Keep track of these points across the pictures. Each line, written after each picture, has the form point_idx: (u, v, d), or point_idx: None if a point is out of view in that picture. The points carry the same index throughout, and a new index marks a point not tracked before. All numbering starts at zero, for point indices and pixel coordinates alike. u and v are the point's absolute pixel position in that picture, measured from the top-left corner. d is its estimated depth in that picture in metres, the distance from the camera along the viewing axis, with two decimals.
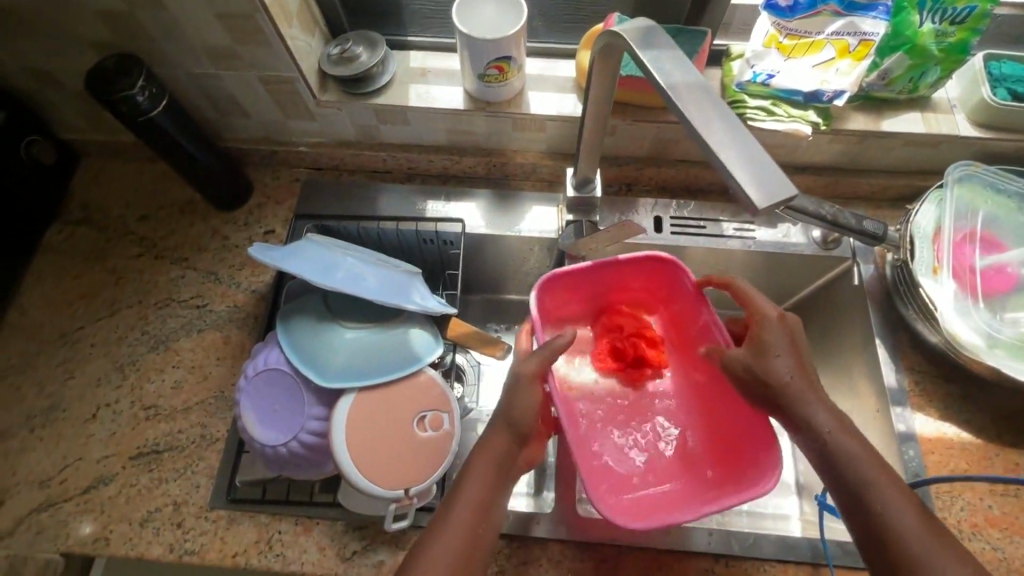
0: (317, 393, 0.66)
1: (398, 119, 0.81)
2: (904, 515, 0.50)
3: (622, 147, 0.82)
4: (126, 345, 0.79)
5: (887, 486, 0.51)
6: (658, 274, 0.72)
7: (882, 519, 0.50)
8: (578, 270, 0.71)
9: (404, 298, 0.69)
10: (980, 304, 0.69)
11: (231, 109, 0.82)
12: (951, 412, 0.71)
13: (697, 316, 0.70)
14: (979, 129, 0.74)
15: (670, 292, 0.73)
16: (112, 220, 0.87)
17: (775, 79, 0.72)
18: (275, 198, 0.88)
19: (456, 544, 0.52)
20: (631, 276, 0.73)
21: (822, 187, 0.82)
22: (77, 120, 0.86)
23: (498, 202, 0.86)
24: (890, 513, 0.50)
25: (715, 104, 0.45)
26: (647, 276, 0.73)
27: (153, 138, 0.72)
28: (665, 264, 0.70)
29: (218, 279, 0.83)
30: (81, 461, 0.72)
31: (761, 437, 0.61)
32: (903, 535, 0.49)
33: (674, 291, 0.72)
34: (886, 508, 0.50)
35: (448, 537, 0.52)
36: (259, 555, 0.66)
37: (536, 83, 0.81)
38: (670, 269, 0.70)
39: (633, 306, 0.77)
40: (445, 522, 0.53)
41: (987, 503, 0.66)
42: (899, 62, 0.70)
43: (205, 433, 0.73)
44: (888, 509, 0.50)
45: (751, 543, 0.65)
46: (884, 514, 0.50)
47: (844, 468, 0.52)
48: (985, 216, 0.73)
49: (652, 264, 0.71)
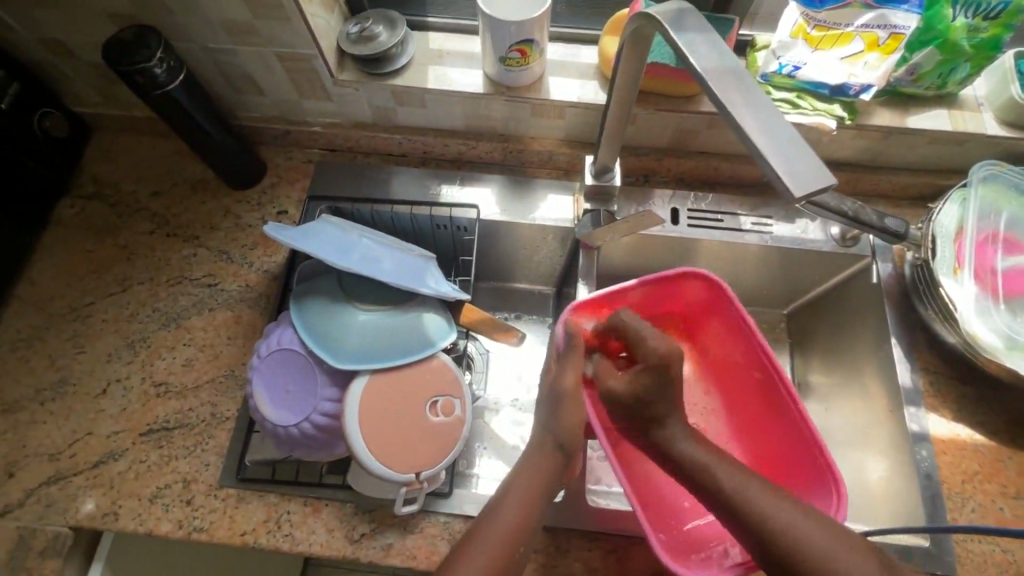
0: (330, 374, 0.66)
1: (416, 101, 0.80)
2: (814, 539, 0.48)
3: (641, 136, 0.81)
4: (137, 321, 0.78)
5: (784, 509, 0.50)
6: (701, 295, 0.71)
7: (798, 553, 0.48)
8: (620, 286, 0.69)
9: (419, 282, 0.68)
10: (1001, 305, 0.69)
11: (247, 86, 0.81)
12: (964, 413, 0.71)
13: (740, 336, 0.70)
14: (1006, 129, 0.73)
15: (711, 316, 0.72)
16: (124, 195, 0.87)
17: (802, 70, 0.71)
18: (289, 177, 0.88)
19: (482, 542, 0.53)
20: (675, 292, 0.72)
21: (844, 183, 0.81)
22: (91, 94, 0.85)
23: (513, 188, 0.85)
24: (805, 541, 0.48)
25: (748, 88, 0.44)
26: (692, 292, 0.71)
27: (169, 112, 0.71)
28: (710, 282, 0.69)
29: (230, 258, 0.83)
30: (91, 436, 0.72)
31: (817, 476, 0.62)
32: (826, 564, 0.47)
33: (716, 310, 0.72)
34: (797, 538, 0.49)
35: (484, 539, 0.54)
36: (267, 534, 0.66)
37: (557, 68, 0.79)
38: (715, 287, 0.69)
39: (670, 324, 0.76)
40: (484, 538, 0.54)
41: (999, 505, 0.66)
42: (929, 57, 0.69)
43: (216, 411, 0.73)
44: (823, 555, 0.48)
45: None
46: (798, 546, 0.48)
47: (773, 528, 0.49)
48: (1008, 217, 0.72)
49: (698, 280, 0.70)
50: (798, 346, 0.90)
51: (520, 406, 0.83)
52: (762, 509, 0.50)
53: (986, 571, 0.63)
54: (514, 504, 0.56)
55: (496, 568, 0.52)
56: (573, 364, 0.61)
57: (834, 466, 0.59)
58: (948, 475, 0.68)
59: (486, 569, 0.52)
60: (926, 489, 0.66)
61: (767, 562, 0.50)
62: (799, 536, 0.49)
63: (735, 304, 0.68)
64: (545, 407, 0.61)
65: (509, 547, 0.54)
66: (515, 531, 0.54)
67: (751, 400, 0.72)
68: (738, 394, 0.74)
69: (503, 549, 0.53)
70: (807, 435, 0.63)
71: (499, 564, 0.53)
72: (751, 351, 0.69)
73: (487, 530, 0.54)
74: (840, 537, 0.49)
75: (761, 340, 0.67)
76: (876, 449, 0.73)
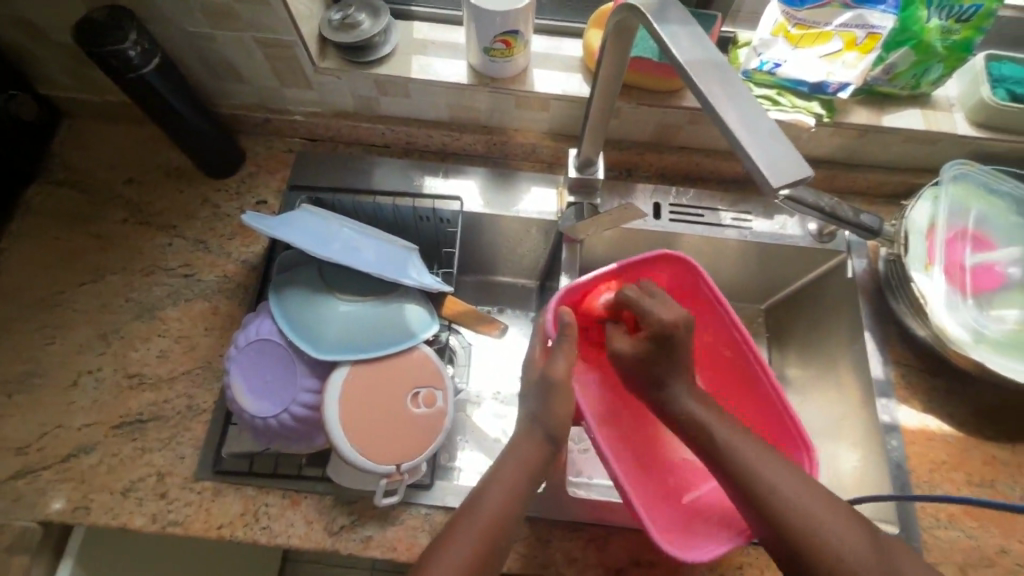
0: (311, 365, 0.65)
1: (399, 91, 0.79)
2: (795, 493, 0.52)
3: (625, 130, 0.82)
4: (110, 312, 0.76)
5: (770, 465, 0.54)
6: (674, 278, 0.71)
7: (784, 507, 0.51)
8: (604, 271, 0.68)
9: (401, 273, 0.68)
10: (969, 300, 0.71)
11: (225, 72, 0.79)
12: (933, 405, 0.73)
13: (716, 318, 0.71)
14: (976, 129, 0.75)
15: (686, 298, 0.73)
16: (97, 182, 0.84)
17: (782, 68, 0.73)
18: (269, 167, 0.86)
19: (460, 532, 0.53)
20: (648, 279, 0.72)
21: (821, 180, 0.83)
22: (63, 78, 0.83)
23: (497, 181, 0.85)
24: (789, 496, 0.52)
25: (728, 82, 0.45)
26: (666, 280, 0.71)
27: (144, 97, 0.69)
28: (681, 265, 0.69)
29: (207, 248, 0.81)
30: (61, 429, 0.70)
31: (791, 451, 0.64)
32: (807, 516, 0.51)
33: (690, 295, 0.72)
34: (783, 493, 0.52)
35: (467, 528, 0.54)
36: (245, 527, 0.65)
37: (541, 61, 0.79)
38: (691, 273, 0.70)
39: None
40: (468, 530, 0.54)
41: (964, 492, 0.68)
42: (905, 57, 0.71)
43: (192, 404, 0.72)
44: (805, 508, 0.51)
45: None
46: (783, 500, 0.51)
47: (760, 484, 0.53)
48: (977, 215, 0.75)
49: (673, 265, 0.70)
50: (775, 340, 0.91)
51: (502, 399, 0.83)
52: (766, 486, 0.52)
53: (952, 556, 0.65)
54: (497, 495, 0.56)
55: (478, 558, 0.53)
56: (564, 352, 0.61)
57: (805, 433, 0.62)
58: (917, 465, 0.69)
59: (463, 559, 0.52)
60: (896, 478, 0.68)
61: (757, 519, 0.52)
62: (781, 491, 0.52)
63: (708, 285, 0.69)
64: (529, 397, 0.61)
65: (491, 539, 0.54)
66: (499, 523, 0.54)
67: (724, 378, 0.73)
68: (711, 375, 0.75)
69: (486, 539, 0.54)
70: (779, 407, 0.65)
71: (483, 556, 0.53)
72: (724, 331, 0.71)
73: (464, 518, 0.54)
74: (832, 504, 0.52)
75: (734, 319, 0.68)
76: (849, 441, 0.75)
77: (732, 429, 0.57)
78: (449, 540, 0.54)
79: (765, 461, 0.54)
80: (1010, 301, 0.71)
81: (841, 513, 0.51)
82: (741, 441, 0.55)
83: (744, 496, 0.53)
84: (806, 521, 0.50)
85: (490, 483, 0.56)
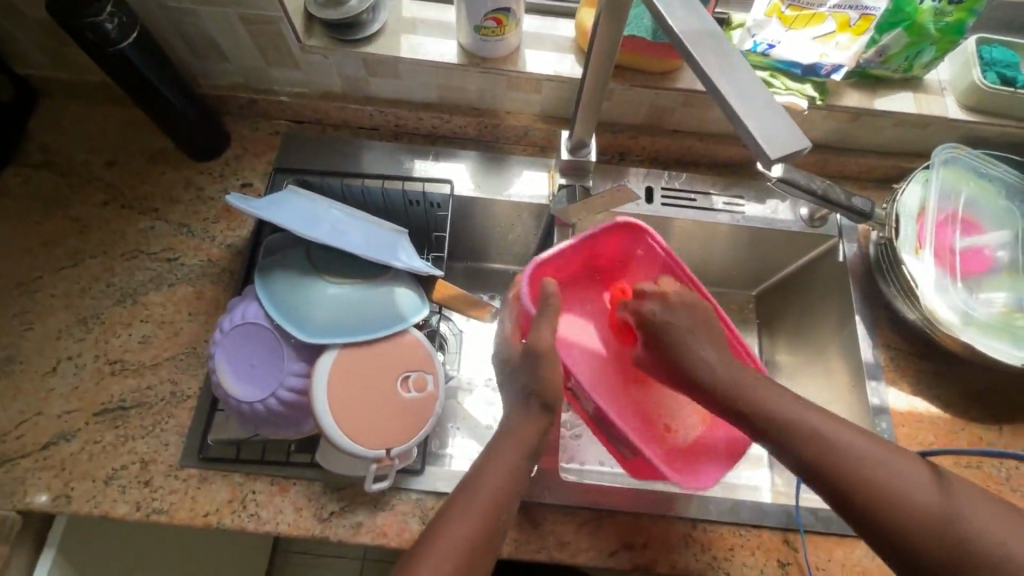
0: (298, 349, 0.64)
1: (389, 71, 0.78)
2: (839, 434, 0.54)
3: (618, 113, 0.81)
4: (91, 297, 0.74)
5: (808, 413, 0.56)
6: (620, 237, 0.73)
7: (831, 450, 0.54)
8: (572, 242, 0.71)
9: (390, 255, 0.66)
10: (958, 283, 0.72)
11: (208, 50, 0.77)
12: (922, 387, 0.73)
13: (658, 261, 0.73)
14: (966, 112, 0.75)
15: (630, 247, 0.74)
16: (75, 164, 0.82)
17: (776, 49, 0.72)
18: (254, 149, 0.84)
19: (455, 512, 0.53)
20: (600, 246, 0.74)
21: (813, 165, 0.83)
22: (37, 55, 0.79)
23: (488, 165, 0.84)
24: (834, 438, 0.54)
25: (727, 53, 0.44)
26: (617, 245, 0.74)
27: (122, 73, 0.67)
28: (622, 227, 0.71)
29: (191, 232, 0.79)
30: (41, 416, 0.68)
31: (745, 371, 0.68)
32: (855, 456, 0.53)
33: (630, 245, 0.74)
34: (826, 435, 0.54)
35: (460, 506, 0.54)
36: (232, 514, 0.64)
37: (532, 41, 0.78)
38: (632, 231, 0.72)
39: (591, 267, 0.77)
40: (466, 508, 0.53)
41: (952, 473, 0.69)
42: (897, 39, 0.70)
43: (176, 390, 0.70)
44: (850, 448, 0.54)
45: (760, 510, 0.67)
46: (828, 442, 0.54)
47: (799, 431, 0.55)
48: (966, 198, 0.75)
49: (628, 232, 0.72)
50: (766, 326, 0.92)
51: (493, 386, 0.82)
52: (807, 432, 0.55)
53: None
54: (489, 473, 0.55)
55: (478, 534, 0.52)
56: (549, 323, 0.61)
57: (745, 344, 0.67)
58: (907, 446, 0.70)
59: (455, 542, 0.52)
60: None
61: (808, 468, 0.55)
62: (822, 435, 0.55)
63: (655, 241, 0.72)
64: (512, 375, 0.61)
65: (491, 520, 0.53)
66: (499, 498, 0.54)
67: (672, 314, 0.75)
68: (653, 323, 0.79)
69: (486, 519, 0.53)
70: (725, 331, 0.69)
71: (483, 533, 0.53)
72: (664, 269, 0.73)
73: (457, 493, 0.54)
74: (876, 444, 0.54)
75: (689, 275, 0.70)
76: None
77: (764, 384, 0.60)
78: (449, 519, 0.53)
79: (802, 409, 0.57)
80: (997, 283, 0.72)
81: (886, 452, 0.53)
82: (775, 396, 0.58)
83: (787, 446, 0.56)
84: (852, 460, 0.53)
85: (490, 461, 0.56)
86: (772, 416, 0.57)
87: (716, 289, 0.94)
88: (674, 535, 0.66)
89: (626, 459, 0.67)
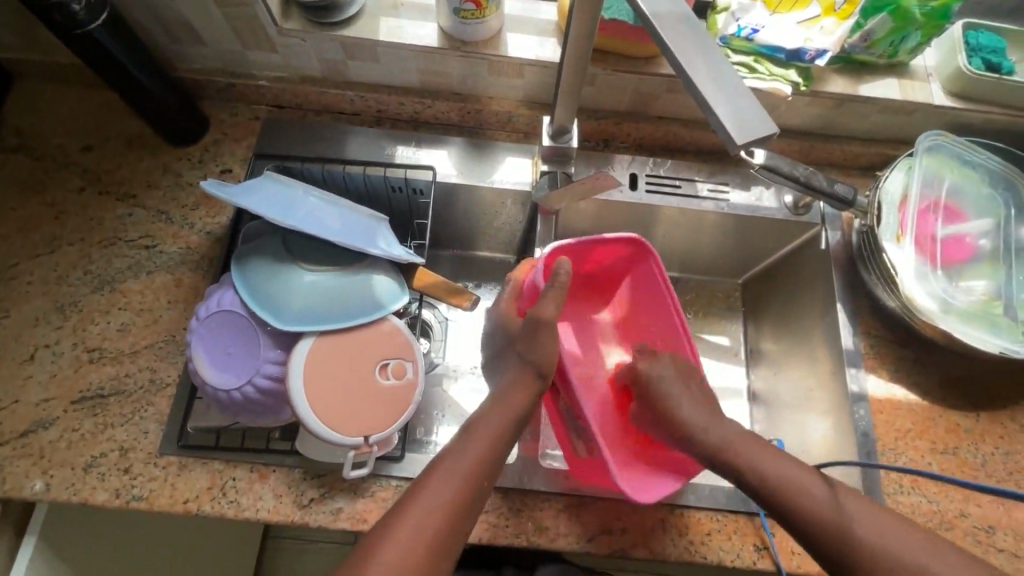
0: (274, 337, 0.64)
1: (368, 55, 0.76)
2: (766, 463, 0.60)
3: (601, 99, 0.80)
4: (68, 285, 0.74)
5: (748, 446, 0.62)
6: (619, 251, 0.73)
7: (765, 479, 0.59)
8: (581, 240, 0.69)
9: (368, 242, 0.66)
10: (938, 271, 0.72)
11: (183, 33, 0.75)
12: (901, 374, 0.74)
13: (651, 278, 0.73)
14: (952, 99, 0.75)
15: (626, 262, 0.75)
16: (51, 149, 0.80)
17: (760, 34, 0.71)
18: (234, 134, 0.83)
19: (443, 489, 0.53)
20: (599, 253, 0.73)
21: (798, 152, 0.82)
22: (9, 38, 0.78)
23: (472, 152, 0.83)
24: (764, 465, 0.60)
25: (699, 37, 0.44)
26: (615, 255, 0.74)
27: (94, 57, 0.66)
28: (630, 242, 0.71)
29: (169, 219, 0.78)
30: (19, 404, 0.67)
31: None
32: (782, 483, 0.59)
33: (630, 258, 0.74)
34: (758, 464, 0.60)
35: (442, 486, 0.53)
36: (212, 501, 0.64)
37: (515, 24, 0.77)
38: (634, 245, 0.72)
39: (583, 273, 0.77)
40: (446, 473, 0.54)
41: (928, 460, 0.69)
42: (882, 24, 0.69)
43: (156, 377, 0.70)
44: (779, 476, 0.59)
45: (735, 494, 0.68)
46: (761, 471, 0.60)
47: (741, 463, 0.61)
48: (949, 185, 0.75)
49: (628, 247, 0.72)
50: (752, 315, 0.92)
51: (479, 373, 0.83)
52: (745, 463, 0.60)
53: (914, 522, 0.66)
54: (472, 454, 0.55)
55: (451, 503, 0.52)
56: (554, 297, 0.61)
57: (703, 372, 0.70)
58: (884, 433, 0.70)
59: (440, 517, 0.52)
60: (862, 445, 0.69)
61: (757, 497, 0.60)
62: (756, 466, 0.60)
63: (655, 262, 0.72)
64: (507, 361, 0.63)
65: (465, 511, 0.53)
66: (479, 467, 0.55)
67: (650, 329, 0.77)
68: (638, 339, 0.79)
69: (468, 482, 0.54)
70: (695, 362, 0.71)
71: (464, 496, 0.53)
72: (653, 285, 0.74)
73: (446, 469, 0.54)
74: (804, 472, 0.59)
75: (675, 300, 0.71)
76: (821, 410, 0.76)
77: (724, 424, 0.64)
78: (431, 480, 0.54)
79: (746, 444, 0.62)
80: (978, 272, 0.73)
81: (810, 480, 0.59)
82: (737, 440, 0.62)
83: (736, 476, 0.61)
84: (784, 488, 0.58)
85: (475, 430, 0.57)
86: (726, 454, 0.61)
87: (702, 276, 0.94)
88: (652, 521, 0.66)
89: (576, 455, 0.66)
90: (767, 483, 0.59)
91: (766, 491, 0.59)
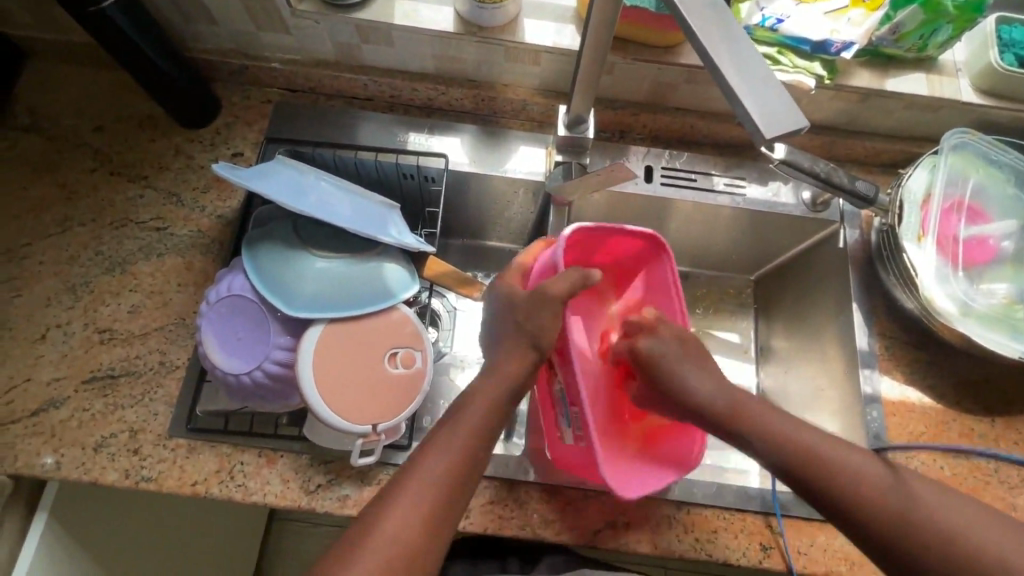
0: (284, 323, 0.63)
1: (383, 39, 0.75)
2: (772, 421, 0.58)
3: (619, 88, 0.78)
4: (79, 265, 0.74)
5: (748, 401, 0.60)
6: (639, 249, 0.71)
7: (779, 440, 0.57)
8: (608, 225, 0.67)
9: (379, 230, 0.65)
10: (959, 272, 0.70)
11: (196, 13, 0.74)
12: (915, 376, 0.72)
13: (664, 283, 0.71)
14: (981, 96, 0.73)
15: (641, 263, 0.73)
16: (64, 128, 0.80)
17: (784, 24, 0.69)
18: (246, 117, 0.82)
19: (442, 461, 0.53)
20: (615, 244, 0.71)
21: (819, 147, 0.80)
22: (23, 17, 0.77)
23: (485, 140, 0.82)
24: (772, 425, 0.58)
25: (726, 24, 0.42)
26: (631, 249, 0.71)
27: (107, 36, 0.65)
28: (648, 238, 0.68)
29: (180, 202, 0.78)
30: (30, 382, 0.68)
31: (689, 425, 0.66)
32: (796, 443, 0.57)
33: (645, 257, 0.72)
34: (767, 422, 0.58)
35: (438, 460, 0.53)
36: (220, 484, 0.65)
37: (533, 10, 0.75)
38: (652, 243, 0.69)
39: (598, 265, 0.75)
40: (441, 450, 0.54)
41: (940, 463, 0.68)
42: (912, 16, 0.66)
43: (165, 360, 0.70)
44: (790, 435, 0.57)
45: (744, 493, 0.67)
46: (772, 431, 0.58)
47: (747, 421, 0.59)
48: (974, 184, 0.73)
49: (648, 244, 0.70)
50: (764, 312, 0.91)
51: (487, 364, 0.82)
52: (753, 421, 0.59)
53: None
54: (483, 449, 0.55)
55: (450, 486, 0.53)
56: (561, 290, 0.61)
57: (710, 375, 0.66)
58: (897, 435, 0.69)
59: (433, 498, 0.52)
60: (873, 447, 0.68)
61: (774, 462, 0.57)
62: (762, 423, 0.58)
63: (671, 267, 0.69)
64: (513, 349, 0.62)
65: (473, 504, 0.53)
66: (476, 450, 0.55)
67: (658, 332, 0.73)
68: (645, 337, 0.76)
69: (462, 458, 0.54)
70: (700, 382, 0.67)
71: (457, 473, 0.53)
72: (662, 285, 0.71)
73: (442, 443, 0.54)
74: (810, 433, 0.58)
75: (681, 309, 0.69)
76: (832, 410, 0.75)
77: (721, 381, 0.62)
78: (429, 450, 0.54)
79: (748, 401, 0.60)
80: (1001, 274, 0.71)
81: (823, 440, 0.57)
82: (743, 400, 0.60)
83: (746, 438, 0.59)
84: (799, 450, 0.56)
85: (469, 407, 0.57)
86: (769, 429, 0.58)
87: (714, 272, 0.93)
88: (658, 517, 0.66)
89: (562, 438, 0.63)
90: (782, 443, 0.57)
91: (782, 452, 0.57)
